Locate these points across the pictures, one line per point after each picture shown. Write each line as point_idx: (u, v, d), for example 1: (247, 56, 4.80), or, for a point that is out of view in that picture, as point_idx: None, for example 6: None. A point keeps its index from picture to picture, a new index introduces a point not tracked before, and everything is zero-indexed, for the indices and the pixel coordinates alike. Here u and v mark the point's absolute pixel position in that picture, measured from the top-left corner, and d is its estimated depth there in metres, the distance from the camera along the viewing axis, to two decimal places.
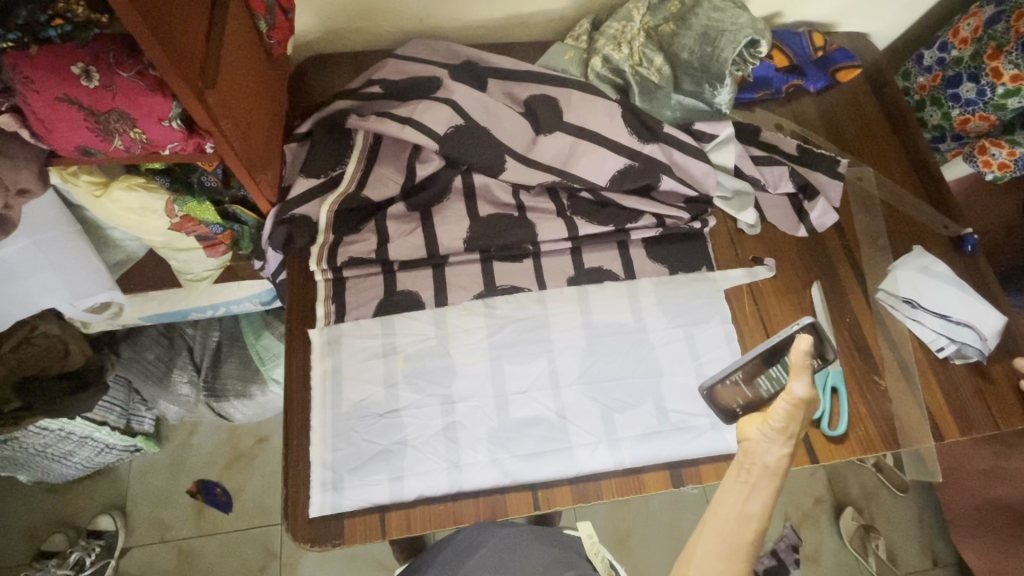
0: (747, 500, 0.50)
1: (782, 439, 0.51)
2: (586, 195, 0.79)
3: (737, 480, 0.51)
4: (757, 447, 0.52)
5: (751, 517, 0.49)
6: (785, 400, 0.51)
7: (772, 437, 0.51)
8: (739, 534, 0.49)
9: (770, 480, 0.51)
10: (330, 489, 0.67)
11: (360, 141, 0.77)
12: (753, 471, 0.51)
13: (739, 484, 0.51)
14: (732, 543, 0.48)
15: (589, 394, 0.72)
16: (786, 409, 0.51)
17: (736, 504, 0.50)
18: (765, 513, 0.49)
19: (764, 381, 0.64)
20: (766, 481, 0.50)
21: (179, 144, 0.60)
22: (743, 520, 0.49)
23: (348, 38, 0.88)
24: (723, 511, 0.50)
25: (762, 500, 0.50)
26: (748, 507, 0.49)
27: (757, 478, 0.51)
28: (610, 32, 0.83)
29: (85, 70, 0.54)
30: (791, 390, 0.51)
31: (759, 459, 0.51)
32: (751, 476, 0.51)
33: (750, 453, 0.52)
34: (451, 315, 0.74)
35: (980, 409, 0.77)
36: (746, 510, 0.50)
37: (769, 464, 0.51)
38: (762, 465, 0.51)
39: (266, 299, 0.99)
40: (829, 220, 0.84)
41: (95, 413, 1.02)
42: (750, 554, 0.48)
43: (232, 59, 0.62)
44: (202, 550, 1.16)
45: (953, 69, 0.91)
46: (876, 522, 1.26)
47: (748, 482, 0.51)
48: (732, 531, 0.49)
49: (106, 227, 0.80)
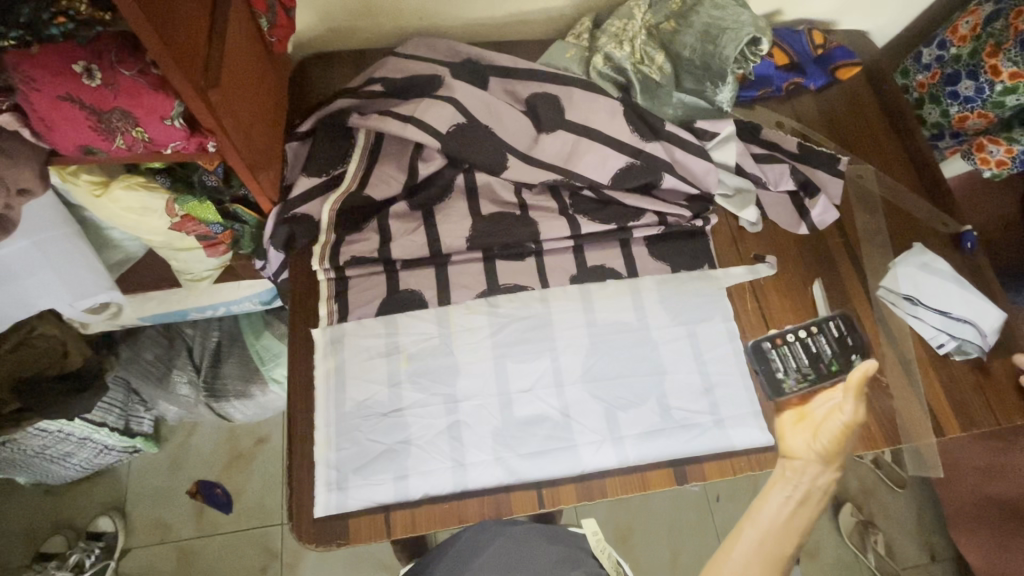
0: (792, 513, 0.57)
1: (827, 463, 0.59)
2: (588, 194, 0.79)
3: (785, 493, 0.58)
4: (806, 467, 0.59)
5: (792, 530, 0.57)
6: (839, 420, 0.59)
7: (818, 453, 0.60)
8: (779, 544, 0.56)
9: (817, 496, 0.58)
10: (334, 489, 0.66)
11: (362, 140, 0.77)
12: (801, 485, 0.59)
13: (786, 496, 0.58)
14: (770, 550, 0.55)
15: (592, 392, 0.72)
16: (836, 430, 0.59)
17: (782, 513, 0.57)
18: (805, 527, 0.57)
19: (779, 352, 0.68)
20: (813, 496, 0.58)
21: (182, 143, 0.59)
22: (786, 530, 0.56)
23: (348, 37, 0.87)
24: (766, 517, 0.57)
25: (808, 513, 0.58)
26: (792, 521, 0.57)
27: (803, 493, 0.58)
28: (612, 30, 0.83)
29: (86, 69, 0.54)
30: (845, 411, 0.58)
31: (808, 476, 0.59)
32: (798, 491, 0.58)
33: (795, 464, 0.60)
34: (454, 314, 0.74)
35: (980, 404, 0.77)
36: (789, 522, 0.57)
37: (820, 483, 0.59)
38: (812, 483, 0.59)
39: (267, 298, 0.98)
40: (830, 218, 0.84)
41: (94, 414, 1.01)
42: (784, 562, 0.55)
43: (234, 57, 0.61)
44: (203, 551, 1.16)
45: (952, 67, 0.91)
46: (874, 518, 1.27)
47: (795, 495, 0.58)
48: (774, 539, 0.56)
49: (105, 227, 0.79)
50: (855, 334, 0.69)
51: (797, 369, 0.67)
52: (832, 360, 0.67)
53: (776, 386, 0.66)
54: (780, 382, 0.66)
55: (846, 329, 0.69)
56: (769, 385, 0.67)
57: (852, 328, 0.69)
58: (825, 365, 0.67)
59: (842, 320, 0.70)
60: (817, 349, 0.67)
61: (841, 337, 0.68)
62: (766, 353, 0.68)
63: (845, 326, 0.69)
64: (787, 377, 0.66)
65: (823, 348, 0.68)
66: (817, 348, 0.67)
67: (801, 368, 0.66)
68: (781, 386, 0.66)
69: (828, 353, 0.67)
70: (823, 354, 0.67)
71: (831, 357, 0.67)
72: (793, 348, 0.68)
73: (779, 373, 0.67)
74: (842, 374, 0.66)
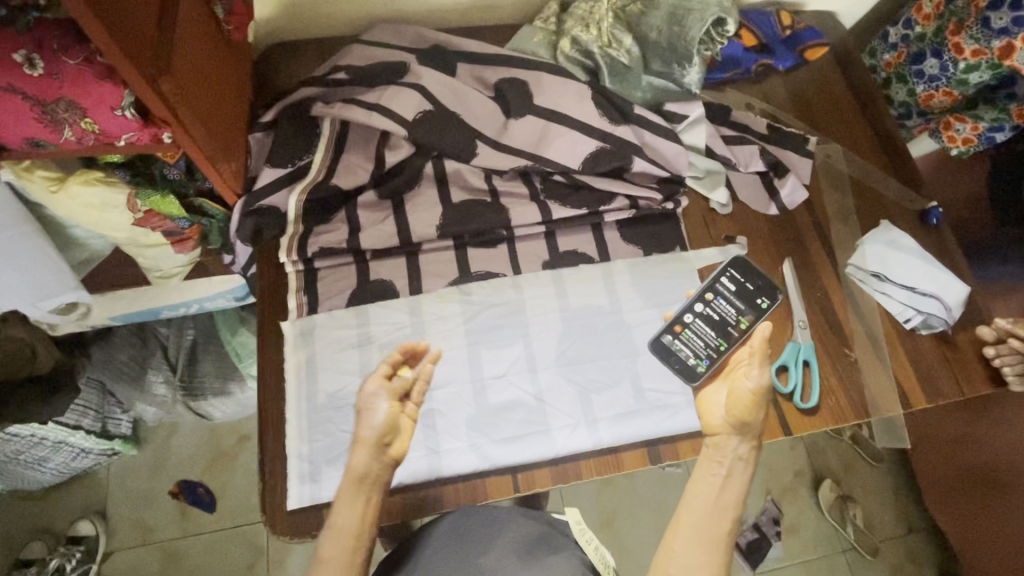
0: (722, 491, 0.57)
1: (744, 435, 0.58)
2: (559, 178, 0.79)
3: (712, 471, 0.58)
4: (726, 440, 0.59)
5: (726, 506, 0.56)
6: (749, 386, 0.57)
7: (735, 423, 0.58)
8: (715, 526, 0.55)
9: (741, 466, 0.58)
10: (308, 481, 0.66)
11: (326, 129, 0.75)
12: (725, 461, 0.58)
13: (712, 475, 0.58)
14: (710, 534, 0.55)
15: (566, 376, 0.72)
16: (749, 396, 0.57)
17: (712, 493, 0.57)
18: (738, 501, 0.57)
19: (681, 341, 0.67)
20: (738, 471, 0.58)
21: (136, 135, 0.58)
22: (719, 508, 0.56)
23: (311, 24, 0.86)
24: (700, 498, 0.57)
25: (737, 487, 0.57)
26: (723, 496, 0.57)
27: (729, 469, 0.58)
28: (579, 12, 0.82)
29: (28, 57, 0.51)
30: (751, 377, 0.57)
31: (729, 450, 0.58)
32: (723, 467, 0.58)
33: (718, 440, 0.59)
34: (426, 303, 0.73)
35: (945, 376, 0.79)
36: (721, 499, 0.57)
37: (741, 455, 0.58)
38: (733, 455, 0.58)
39: (241, 294, 0.97)
40: (799, 197, 0.85)
41: (67, 417, 0.99)
42: (727, 539, 0.55)
43: (186, 44, 0.60)
44: (188, 551, 1.15)
45: (917, 45, 0.92)
46: (853, 492, 1.30)
47: (721, 472, 0.58)
48: (709, 520, 0.56)
49: (68, 225, 0.77)
50: (752, 277, 0.69)
51: (704, 344, 0.66)
52: (739, 316, 0.67)
53: (690, 374, 0.66)
54: (693, 368, 0.65)
55: (741, 274, 0.69)
56: (684, 376, 0.66)
57: (747, 271, 0.69)
58: (734, 327, 0.67)
59: (735, 269, 0.69)
60: (720, 315, 0.67)
61: (741, 287, 0.68)
62: (670, 346, 0.67)
63: (740, 273, 0.69)
64: (698, 362, 0.66)
65: (726, 310, 0.67)
66: (719, 313, 0.67)
67: (710, 344, 0.66)
68: (695, 371, 0.65)
69: (733, 312, 0.67)
70: (727, 316, 0.67)
71: (737, 315, 0.67)
72: (694, 328, 0.67)
73: (690, 360, 0.66)
74: (754, 324, 0.67)
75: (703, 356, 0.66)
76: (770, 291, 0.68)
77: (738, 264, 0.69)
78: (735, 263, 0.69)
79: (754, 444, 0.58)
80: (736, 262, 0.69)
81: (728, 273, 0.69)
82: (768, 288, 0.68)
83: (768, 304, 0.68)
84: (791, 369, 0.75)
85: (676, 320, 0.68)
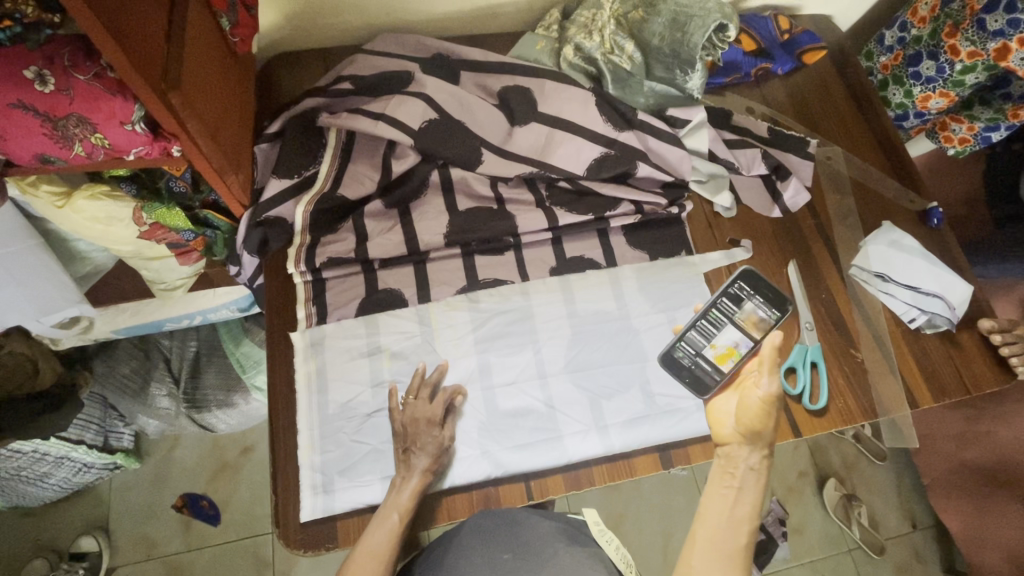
0: (735, 504, 0.57)
1: (758, 447, 0.58)
2: (564, 185, 0.79)
3: (724, 485, 0.58)
4: (738, 452, 0.59)
5: (740, 520, 0.56)
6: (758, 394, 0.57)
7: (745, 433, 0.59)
8: (732, 540, 0.55)
9: (755, 479, 0.58)
10: (320, 492, 0.66)
11: (332, 138, 0.75)
12: (737, 473, 0.58)
13: (725, 489, 0.58)
14: (727, 548, 0.55)
15: (576, 382, 0.73)
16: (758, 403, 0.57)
17: (724, 506, 0.57)
18: (753, 513, 0.56)
19: (691, 353, 0.69)
20: (751, 483, 0.57)
21: (145, 149, 0.58)
22: (733, 523, 0.56)
23: (313, 34, 0.86)
24: (714, 514, 0.57)
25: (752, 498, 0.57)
26: (736, 510, 0.56)
27: (742, 481, 0.57)
28: (580, 20, 0.83)
29: (38, 74, 0.52)
30: (761, 385, 0.56)
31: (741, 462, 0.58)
32: (737, 480, 0.58)
33: (732, 452, 0.59)
34: (436, 311, 0.74)
35: (951, 373, 0.80)
36: (735, 513, 0.56)
37: (753, 465, 0.58)
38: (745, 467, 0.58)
39: (245, 304, 0.97)
40: (801, 200, 0.85)
41: (70, 432, 0.98)
42: (746, 554, 0.55)
43: (194, 57, 0.59)
44: (193, 564, 1.14)
45: (913, 48, 0.90)
46: (858, 491, 1.30)
47: (734, 485, 0.58)
48: (723, 535, 0.55)
49: (71, 238, 0.76)
50: (762, 289, 0.69)
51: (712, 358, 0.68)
52: (755, 326, 0.68)
53: (700, 386, 0.68)
54: (704, 381, 0.67)
55: (751, 286, 0.70)
56: (694, 388, 0.68)
57: (756, 285, 0.70)
58: (751, 335, 0.68)
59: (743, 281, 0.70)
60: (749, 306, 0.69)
61: (749, 298, 0.69)
62: (679, 359, 0.69)
63: (749, 285, 0.70)
64: (727, 352, 0.68)
65: (740, 320, 0.68)
66: (732, 324, 0.68)
67: (717, 355, 0.68)
68: (706, 384, 0.67)
69: (747, 322, 0.68)
70: (740, 327, 0.68)
71: (751, 325, 0.68)
72: (705, 339, 0.69)
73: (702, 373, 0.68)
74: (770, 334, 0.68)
75: (716, 368, 0.67)
76: (781, 303, 0.69)
77: (748, 276, 0.70)
78: (745, 275, 0.70)
79: (767, 453, 0.58)
80: (744, 273, 0.70)
81: (738, 285, 0.70)
82: (778, 299, 0.69)
83: (777, 315, 0.69)
84: (799, 370, 0.76)
85: (711, 307, 0.69)
